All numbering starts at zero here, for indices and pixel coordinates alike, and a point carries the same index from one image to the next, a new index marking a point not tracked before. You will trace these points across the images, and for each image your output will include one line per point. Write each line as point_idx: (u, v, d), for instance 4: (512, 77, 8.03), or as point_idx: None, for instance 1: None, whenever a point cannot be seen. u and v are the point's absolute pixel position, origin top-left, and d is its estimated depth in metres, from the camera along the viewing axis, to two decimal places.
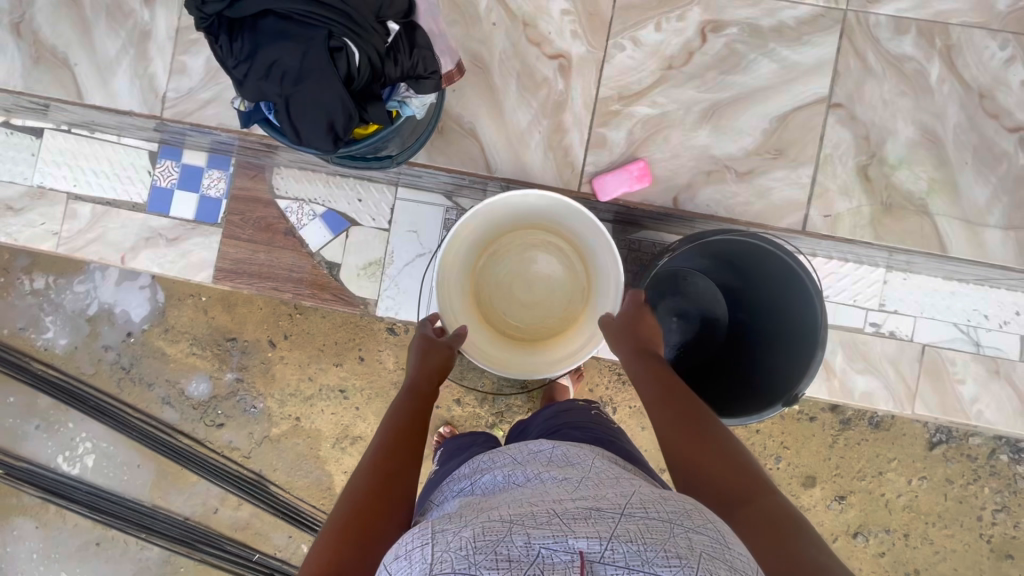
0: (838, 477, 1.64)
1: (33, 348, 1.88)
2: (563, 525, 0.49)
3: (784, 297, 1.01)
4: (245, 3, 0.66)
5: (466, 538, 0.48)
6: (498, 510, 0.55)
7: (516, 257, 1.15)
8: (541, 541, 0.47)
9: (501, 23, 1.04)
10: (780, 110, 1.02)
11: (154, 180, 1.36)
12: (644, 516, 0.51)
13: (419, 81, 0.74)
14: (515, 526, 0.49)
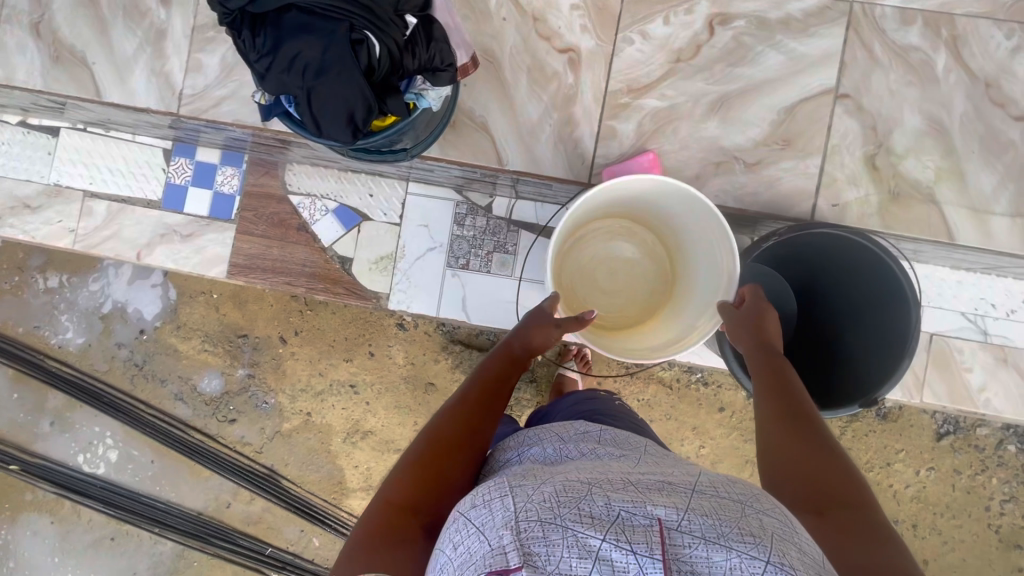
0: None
1: (48, 346, 1.90)
2: (641, 494, 0.53)
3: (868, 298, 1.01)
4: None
5: (548, 493, 0.53)
6: (568, 473, 0.59)
7: (600, 247, 1.15)
8: (622, 504, 0.51)
9: (511, 18, 1.06)
10: (787, 102, 1.03)
11: (169, 177, 1.38)
12: (715, 493, 0.55)
13: (436, 74, 0.76)
14: (594, 489, 0.53)
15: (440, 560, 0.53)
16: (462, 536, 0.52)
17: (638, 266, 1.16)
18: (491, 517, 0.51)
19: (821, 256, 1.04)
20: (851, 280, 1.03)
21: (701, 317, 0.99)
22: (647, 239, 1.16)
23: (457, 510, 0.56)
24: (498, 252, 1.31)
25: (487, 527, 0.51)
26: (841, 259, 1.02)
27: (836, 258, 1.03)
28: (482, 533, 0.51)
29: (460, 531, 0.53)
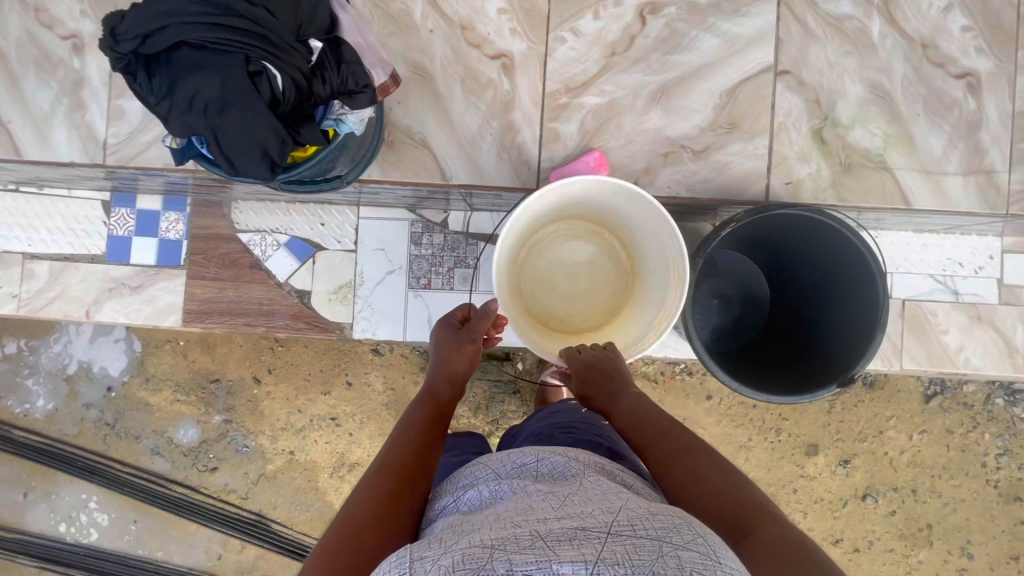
0: (840, 442, 1.64)
1: (12, 415, 1.83)
2: (549, 549, 0.51)
3: (835, 271, 0.97)
4: (157, 37, 0.63)
5: (446, 566, 0.51)
6: (480, 529, 0.57)
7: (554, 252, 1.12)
8: (525, 567, 0.49)
9: (438, 29, 1.03)
10: (727, 84, 1.01)
11: (110, 230, 1.33)
12: (629, 533, 0.54)
13: (352, 97, 0.72)
14: (497, 551, 0.51)
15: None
16: None
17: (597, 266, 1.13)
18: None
19: (784, 235, 1.01)
20: (813, 258, 1.00)
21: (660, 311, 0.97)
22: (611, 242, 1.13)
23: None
24: (459, 267, 1.28)
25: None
26: (804, 239, 0.99)
27: (799, 238, 0.99)
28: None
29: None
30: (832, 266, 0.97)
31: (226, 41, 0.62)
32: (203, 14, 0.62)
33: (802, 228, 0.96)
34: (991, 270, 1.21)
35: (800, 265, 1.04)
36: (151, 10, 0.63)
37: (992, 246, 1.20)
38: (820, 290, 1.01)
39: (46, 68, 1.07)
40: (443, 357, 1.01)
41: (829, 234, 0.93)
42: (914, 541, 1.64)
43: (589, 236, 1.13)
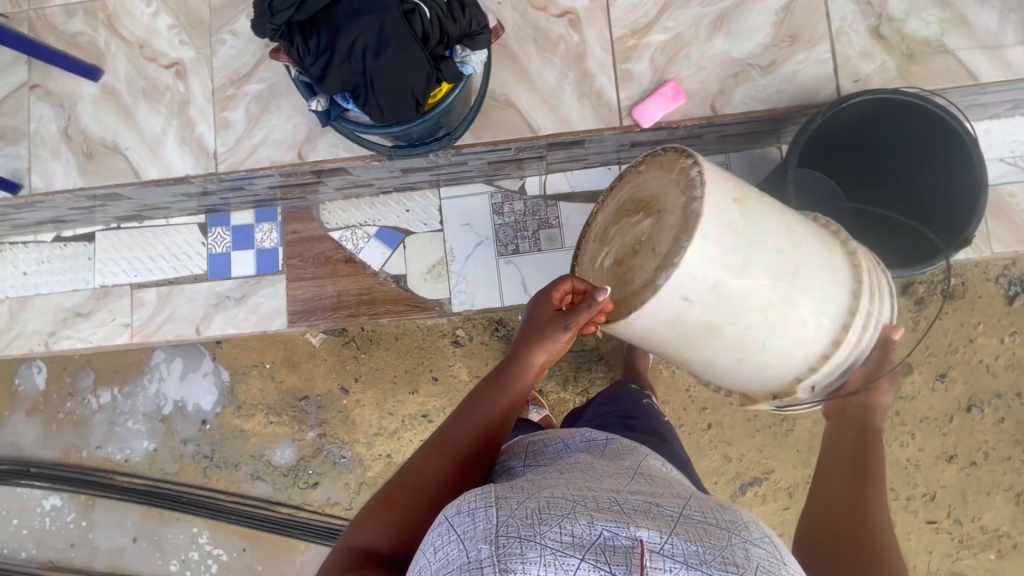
0: (932, 356, 1.64)
1: (115, 462, 1.89)
2: (625, 516, 0.53)
3: (929, 153, 1.03)
4: (312, 2, 0.72)
5: (531, 508, 0.54)
6: (557, 489, 0.60)
7: None
8: (604, 524, 0.51)
9: (505, 0, 1.12)
10: (781, 2, 1.08)
11: (209, 249, 1.41)
12: (697, 518, 0.56)
13: (474, 38, 0.79)
14: (578, 507, 0.54)
15: (419, 557, 0.56)
16: (444, 542, 0.53)
17: None
18: (471, 525, 0.53)
19: (896, 134, 1.05)
20: (925, 165, 1.05)
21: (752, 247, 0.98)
22: None
23: (443, 515, 0.58)
24: (543, 229, 1.33)
25: (467, 536, 0.52)
26: (923, 146, 1.04)
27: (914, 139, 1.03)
28: (462, 541, 0.52)
29: (441, 535, 0.54)
30: (924, 150, 1.04)
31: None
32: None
33: (933, 131, 1.00)
34: None
35: (904, 171, 1.09)
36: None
37: None
38: (916, 194, 1.08)
39: (154, 96, 1.17)
40: (524, 335, 0.85)
41: (952, 139, 0.97)
42: None
43: None
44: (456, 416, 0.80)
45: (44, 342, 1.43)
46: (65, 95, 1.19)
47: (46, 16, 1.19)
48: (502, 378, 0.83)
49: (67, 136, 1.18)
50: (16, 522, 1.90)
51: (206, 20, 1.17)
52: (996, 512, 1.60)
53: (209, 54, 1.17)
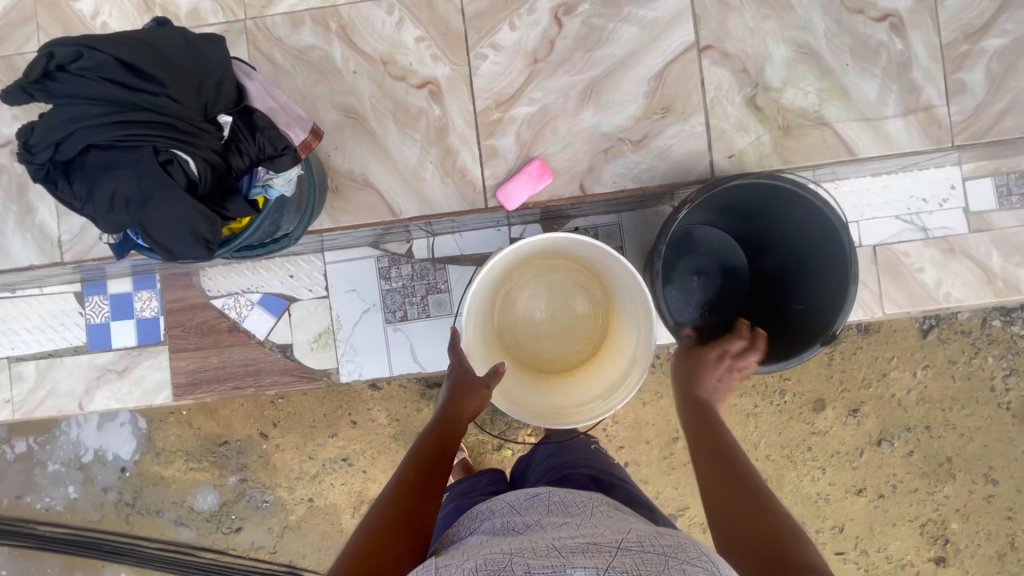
0: (845, 393, 1.64)
1: (36, 512, 1.87)
2: (563, 557, 0.53)
3: (803, 227, 0.98)
4: (64, 144, 0.64)
5: (472, 567, 0.53)
6: (501, 543, 0.59)
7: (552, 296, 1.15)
8: (541, 571, 0.51)
9: (361, 70, 1.04)
10: (654, 69, 1.01)
11: (88, 319, 1.35)
12: (638, 549, 0.55)
13: (275, 161, 0.77)
14: (516, 558, 0.54)
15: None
16: None
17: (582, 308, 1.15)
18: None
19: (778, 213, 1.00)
20: (804, 258, 1.01)
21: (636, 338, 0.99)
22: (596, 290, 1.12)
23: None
24: (432, 294, 1.29)
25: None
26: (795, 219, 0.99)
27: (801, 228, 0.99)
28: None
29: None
30: (798, 222, 0.99)
31: (137, 138, 0.65)
32: (111, 115, 0.64)
33: (810, 217, 0.95)
34: (955, 200, 1.13)
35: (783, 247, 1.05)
36: (57, 122, 0.65)
37: (954, 173, 1.11)
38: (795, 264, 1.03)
39: None
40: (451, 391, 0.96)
41: (830, 238, 0.93)
42: (936, 477, 1.63)
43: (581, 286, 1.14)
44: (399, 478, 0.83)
45: None
46: None
47: None
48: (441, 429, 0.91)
49: None
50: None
51: None
52: (901, 542, 1.64)
53: None
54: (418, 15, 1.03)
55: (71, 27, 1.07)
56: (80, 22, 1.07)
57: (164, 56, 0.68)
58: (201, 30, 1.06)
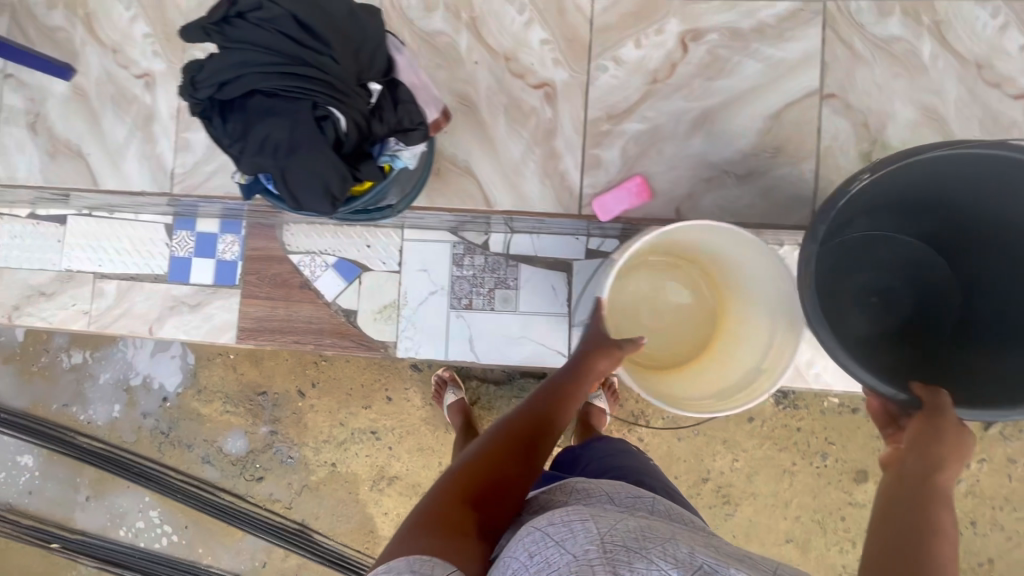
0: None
1: (77, 423, 1.95)
2: (722, 555, 0.60)
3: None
4: (231, 85, 0.69)
5: (631, 530, 0.63)
6: (648, 521, 0.68)
7: (663, 296, 1.11)
8: (704, 557, 0.59)
9: (483, 61, 1.07)
10: (771, 109, 1.01)
11: (173, 251, 1.42)
12: (793, 572, 0.60)
13: (407, 133, 0.78)
14: (676, 539, 0.63)
15: (509, 563, 0.64)
16: (541, 543, 0.63)
17: (692, 311, 1.11)
18: (573, 534, 0.63)
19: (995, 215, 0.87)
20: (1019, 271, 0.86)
21: (770, 340, 0.96)
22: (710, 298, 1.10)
23: (532, 526, 0.67)
24: (500, 288, 1.31)
25: (570, 543, 0.61)
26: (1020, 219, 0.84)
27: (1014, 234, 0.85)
28: (565, 546, 0.61)
29: (536, 542, 0.64)
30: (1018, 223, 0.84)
31: (295, 88, 0.68)
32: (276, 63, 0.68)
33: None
34: None
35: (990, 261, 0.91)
36: (227, 60, 0.69)
37: None
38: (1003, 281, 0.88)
39: (122, 104, 1.15)
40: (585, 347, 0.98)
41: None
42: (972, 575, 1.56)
43: (694, 292, 1.11)
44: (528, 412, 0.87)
45: (7, 315, 1.46)
46: (36, 88, 1.17)
47: (28, 5, 1.18)
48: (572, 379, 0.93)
49: (34, 131, 1.18)
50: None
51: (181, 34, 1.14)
52: None
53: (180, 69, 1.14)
54: (548, 18, 1.06)
55: None
56: None
57: (333, 16, 0.71)
58: None
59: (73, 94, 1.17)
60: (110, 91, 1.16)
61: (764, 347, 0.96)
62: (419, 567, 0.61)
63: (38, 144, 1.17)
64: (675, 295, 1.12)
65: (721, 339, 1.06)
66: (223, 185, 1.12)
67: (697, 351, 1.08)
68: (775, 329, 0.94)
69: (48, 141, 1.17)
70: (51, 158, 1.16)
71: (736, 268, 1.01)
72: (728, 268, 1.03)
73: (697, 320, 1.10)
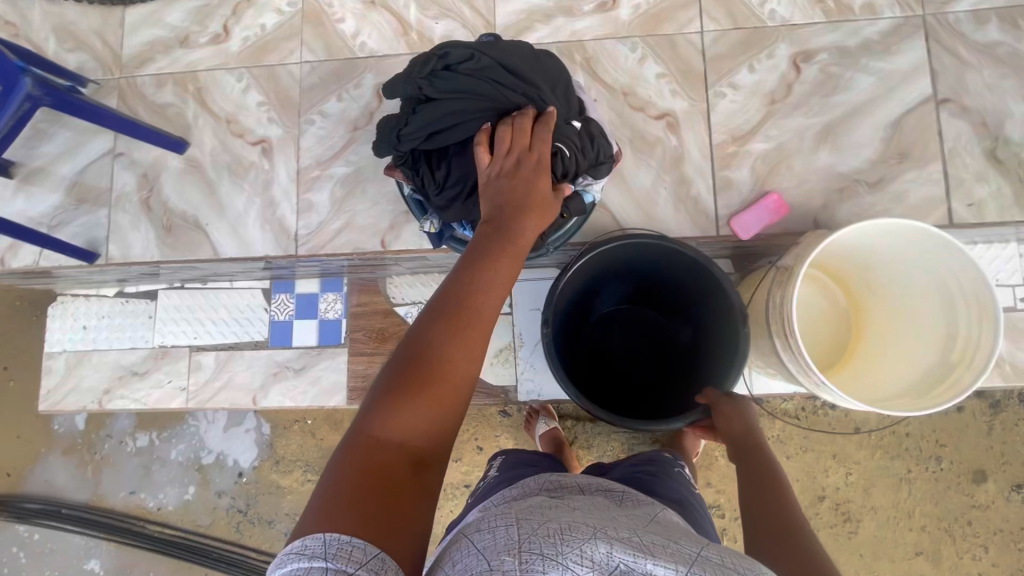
0: (1010, 466, 1.35)
1: (146, 511, 1.73)
2: (645, 546, 0.47)
3: None
4: (450, 134, 0.78)
5: (553, 527, 0.49)
6: (571, 513, 0.54)
7: (825, 301, 1.12)
8: (622, 555, 0.45)
9: (602, 98, 1.10)
10: (891, 117, 1.05)
11: (272, 316, 1.38)
12: (720, 557, 0.48)
13: (597, 168, 0.85)
14: (598, 532, 0.48)
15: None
16: (462, 554, 0.49)
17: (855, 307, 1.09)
18: (492, 539, 0.48)
19: None
20: None
21: (957, 313, 0.91)
22: (864, 294, 1.06)
23: (464, 532, 0.54)
24: None
25: (490, 548, 0.48)
26: None
27: None
28: (482, 555, 0.47)
29: (462, 550, 0.50)
30: None
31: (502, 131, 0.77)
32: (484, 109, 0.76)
33: None
34: None
35: None
36: (436, 112, 0.77)
37: None
38: None
39: (239, 172, 1.16)
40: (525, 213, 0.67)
41: None
42: None
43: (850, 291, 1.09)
44: (460, 299, 0.60)
45: (99, 399, 1.41)
46: (150, 163, 1.19)
47: (137, 85, 1.20)
48: (508, 243, 0.65)
49: (149, 207, 1.18)
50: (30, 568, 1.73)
51: (296, 99, 1.17)
52: None
53: (297, 132, 1.16)
54: (661, 53, 1.10)
55: (333, 43, 1.17)
56: (340, 39, 1.17)
57: (521, 65, 0.80)
58: None
59: (186, 168, 1.18)
60: (225, 159, 1.17)
61: (950, 325, 0.92)
62: (336, 552, 0.45)
63: (152, 221, 1.18)
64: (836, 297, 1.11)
65: (896, 326, 1.01)
66: (350, 239, 1.12)
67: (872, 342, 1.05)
68: (959, 308, 0.91)
69: (165, 216, 1.18)
70: (170, 232, 1.17)
71: (887, 257, 0.98)
72: (877, 260, 0.99)
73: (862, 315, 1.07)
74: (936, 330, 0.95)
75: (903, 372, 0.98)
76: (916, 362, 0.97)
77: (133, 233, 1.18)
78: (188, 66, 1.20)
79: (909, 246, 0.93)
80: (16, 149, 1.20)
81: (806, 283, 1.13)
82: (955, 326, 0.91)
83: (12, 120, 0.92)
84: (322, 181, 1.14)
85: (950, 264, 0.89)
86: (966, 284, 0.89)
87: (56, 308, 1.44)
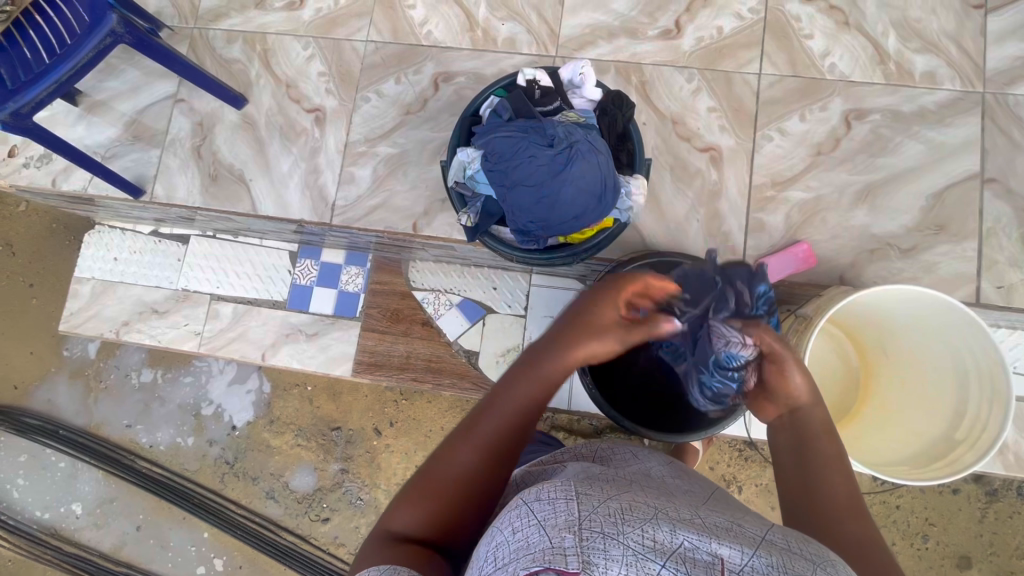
0: (995, 559, 1.27)
1: (137, 446, 1.72)
2: (707, 527, 0.43)
3: None
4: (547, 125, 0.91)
5: (614, 507, 0.45)
6: (630, 493, 0.50)
7: (836, 357, 1.11)
8: (687, 533, 0.41)
9: (650, 121, 1.12)
10: (933, 188, 1.05)
11: (294, 279, 1.41)
12: (785, 544, 0.44)
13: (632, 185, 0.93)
14: (660, 514, 0.45)
15: (487, 548, 0.46)
16: (521, 524, 0.44)
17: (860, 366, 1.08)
18: (552, 513, 0.44)
19: None
20: None
21: (972, 392, 0.91)
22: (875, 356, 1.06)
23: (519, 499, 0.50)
24: None
25: (547, 523, 0.43)
26: None
27: None
28: (542, 529, 0.43)
29: (520, 518, 0.45)
30: None
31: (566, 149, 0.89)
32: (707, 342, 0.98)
33: None
34: None
35: None
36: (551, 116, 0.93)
37: None
38: None
39: (290, 135, 1.20)
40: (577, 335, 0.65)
41: None
42: None
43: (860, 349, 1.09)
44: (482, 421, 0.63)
45: (116, 330, 1.46)
46: (208, 113, 1.23)
47: (207, 37, 1.25)
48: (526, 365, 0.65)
49: (198, 155, 1.23)
50: (18, 482, 1.74)
51: (356, 75, 1.20)
52: None
53: (352, 107, 1.19)
54: (715, 88, 1.12)
55: (400, 27, 1.21)
56: (409, 25, 1.20)
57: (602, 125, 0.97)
58: (512, 56, 1.17)
59: (241, 124, 1.22)
60: (278, 121, 1.21)
61: (961, 403, 0.92)
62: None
63: (199, 167, 1.22)
64: (843, 353, 1.10)
65: (903, 395, 1.01)
66: (382, 217, 1.15)
67: (878, 407, 1.03)
68: (973, 387, 0.91)
69: (212, 164, 1.22)
70: (215, 180, 1.21)
71: (910, 324, 0.97)
72: (897, 325, 0.99)
73: (869, 375, 1.07)
74: (946, 405, 0.94)
75: (907, 441, 0.97)
76: (922, 434, 0.96)
77: (180, 175, 1.23)
78: (260, 27, 1.24)
79: (934, 321, 0.93)
80: (86, 80, 1.25)
81: (822, 338, 1.12)
82: (966, 406, 0.91)
83: (93, 52, 0.96)
84: (368, 157, 1.18)
85: (974, 343, 0.89)
86: (983, 367, 0.89)
87: (92, 236, 1.49)
